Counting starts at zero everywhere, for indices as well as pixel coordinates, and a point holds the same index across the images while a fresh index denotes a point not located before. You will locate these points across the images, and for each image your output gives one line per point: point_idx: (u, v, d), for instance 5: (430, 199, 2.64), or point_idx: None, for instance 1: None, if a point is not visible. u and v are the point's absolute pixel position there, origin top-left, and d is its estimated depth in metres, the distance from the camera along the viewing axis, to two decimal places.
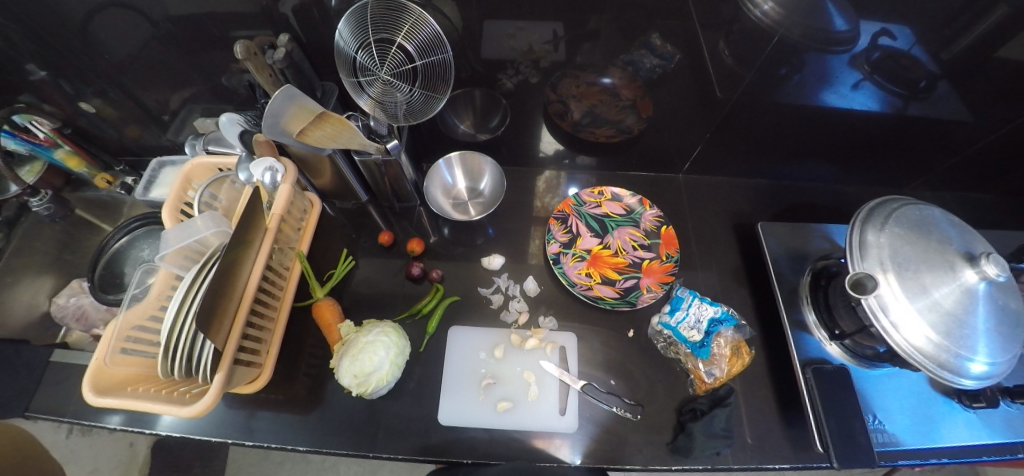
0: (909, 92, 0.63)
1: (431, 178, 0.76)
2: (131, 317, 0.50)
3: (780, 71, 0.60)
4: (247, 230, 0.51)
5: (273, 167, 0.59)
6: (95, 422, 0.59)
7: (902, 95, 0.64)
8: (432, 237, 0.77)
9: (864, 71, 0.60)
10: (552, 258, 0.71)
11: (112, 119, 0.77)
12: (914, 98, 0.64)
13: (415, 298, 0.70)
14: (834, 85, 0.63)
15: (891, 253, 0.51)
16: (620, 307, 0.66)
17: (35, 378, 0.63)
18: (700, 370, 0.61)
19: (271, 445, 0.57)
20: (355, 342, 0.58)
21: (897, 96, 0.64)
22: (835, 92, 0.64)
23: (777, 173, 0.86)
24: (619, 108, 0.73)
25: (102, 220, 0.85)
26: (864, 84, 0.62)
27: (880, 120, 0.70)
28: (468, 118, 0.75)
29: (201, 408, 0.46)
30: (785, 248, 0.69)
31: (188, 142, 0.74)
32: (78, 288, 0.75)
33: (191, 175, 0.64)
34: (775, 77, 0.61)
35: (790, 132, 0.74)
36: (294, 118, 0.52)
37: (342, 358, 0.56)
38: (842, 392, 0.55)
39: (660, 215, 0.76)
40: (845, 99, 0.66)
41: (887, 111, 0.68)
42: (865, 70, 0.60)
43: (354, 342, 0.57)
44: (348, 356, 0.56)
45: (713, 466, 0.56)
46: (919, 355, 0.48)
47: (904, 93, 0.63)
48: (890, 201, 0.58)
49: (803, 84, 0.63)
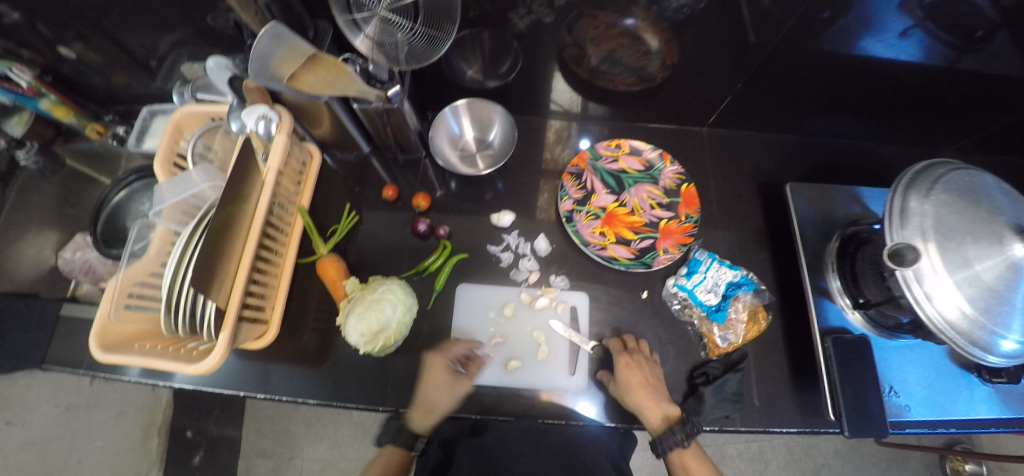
0: (963, 42, 0.55)
1: (437, 127, 0.71)
2: (132, 273, 0.49)
3: (824, 14, 0.52)
4: (241, 185, 0.48)
5: (266, 116, 0.54)
6: (113, 374, 0.61)
7: (953, 46, 0.56)
8: (438, 191, 0.74)
9: (915, 16, 0.52)
10: (565, 215, 0.68)
11: (96, 65, 0.71)
12: (969, 50, 0.56)
13: (421, 254, 0.68)
14: (878, 31, 0.55)
15: (935, 222, 0.46)
16: (634, 268, 0.64)
17: (47, 332, 0.64)
18: (714, 334, 0.60)
19: (283, 398, 0.58)
20: (444, 364, 0.57)
21: (950, 46, 0.56)
22: (878, 39, 0.57)
23: (810, 129, 0.79)
24: (640, 54, 0.66)
25: (98, 172, 0.83)
26: (914, 31, 0.54)
27: (927, 74, 0.63)
28: (477, 64, 0.69)
29: (208, 365, 0.45)
30: (813, 210, 0.64)
31: (176, 89, 0.69)
32: (81, 241, 0.74)
33: (181, 123, 0.61)
34: (816, 22, 0.54)
35: (828, 85, 0.67)
36: (285, 62, 0.47)
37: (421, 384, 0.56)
38: (862, 361, 0.53)
39: (681, 172, 0.71)
40: (891, 50, 0.58)
41: (934, 64, 0.60)
42: (918, 14, 0.52)
43: (436, 363, 0.57)
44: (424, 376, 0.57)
45: (721, 427, 0.56)
46: (951, 331, 0.45)
47: (956, 44, 0.55)
48: (936, 165, 0.52)
49: (848, 31, 0.55)
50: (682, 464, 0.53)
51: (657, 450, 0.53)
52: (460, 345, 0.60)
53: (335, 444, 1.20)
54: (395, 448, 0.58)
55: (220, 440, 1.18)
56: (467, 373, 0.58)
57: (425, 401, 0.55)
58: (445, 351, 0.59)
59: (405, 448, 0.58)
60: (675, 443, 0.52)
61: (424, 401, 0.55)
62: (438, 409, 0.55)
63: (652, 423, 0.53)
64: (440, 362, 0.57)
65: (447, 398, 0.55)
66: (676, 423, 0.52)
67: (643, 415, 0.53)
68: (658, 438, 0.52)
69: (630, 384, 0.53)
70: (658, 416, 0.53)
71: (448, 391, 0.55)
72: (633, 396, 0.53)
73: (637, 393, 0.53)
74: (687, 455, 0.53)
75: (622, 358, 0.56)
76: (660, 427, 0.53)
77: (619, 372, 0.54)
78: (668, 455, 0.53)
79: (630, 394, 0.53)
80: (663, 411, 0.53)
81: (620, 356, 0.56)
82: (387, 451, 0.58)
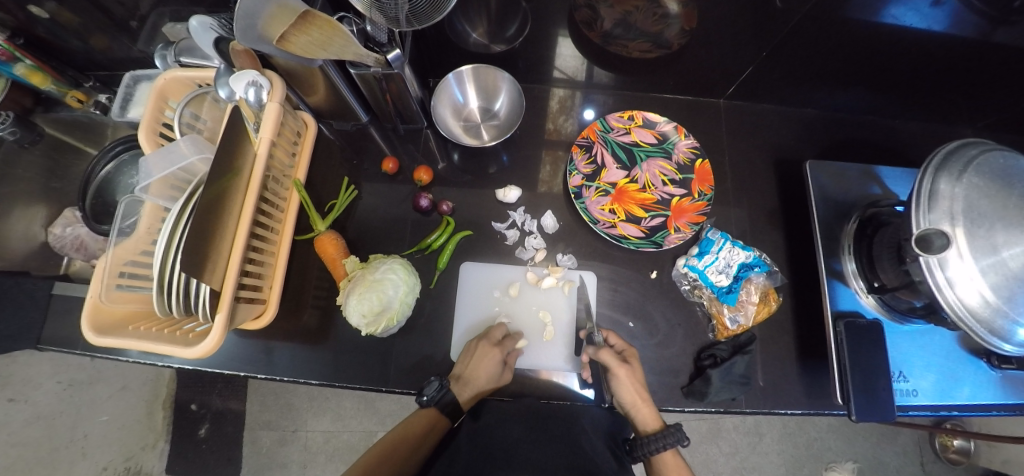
0: (997, 12, 0.48)
1: (439, 95, 0.67)
2: (122, 252, 0.47)
3: None
4: (230, 159, 0.45)
5: (256, 82, 0.51)
6: (111, 354, 0.60)
7: (985, 16, 0.49)
8: (440, 164, 0.71)
9: None
10: (574, 192, 0.65)
11: (72, 26, 0.66)
12: (1005, 20, 0.49)
13: (424, 230, 0.66)
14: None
15: (965, 206, 0.42)
16: (645, 247, 0.62)
17: (41, 311, 0.62)
18: (723, 316, 0.59)
19: (285, 377, 0.57)
20: (497, 355, 0.56)
21: (980, 16, 0.49)
22: (905, 7, 0.50)
23: (832, 103, 0.74)
24: (657, 17, 0.60)
25: (85, 143, 0.78)
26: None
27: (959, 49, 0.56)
28: (482, 25, 0.64)
29: (206, 348, 0.44)
30: (832, 188, 0.62)
31: (157, 53, 0.64)
32: (72, 217, 0.71)
33: (166, 90, 0.57)
34: None
35: (854, 59, 0.62)
36: (275, 21, 0.43)
37: (469, 370, 0.54)
38: (873, 346, 0.52)
39: (696, 146, 0.68)
40: (918, 19, 0.52)
41: (966, 35, 0.53)
42: None
43: (490, 352, 0.56)
44: (470, 362, 0.55)
45: (726, 408, 0.56)
46: (970, 318, 0.42)
47: (990, 13, 0.48)
48: (970, 145, 0.46)
49: None
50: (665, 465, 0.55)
51: (645, 448, 0.54)
52: (509, 341, 0.59)
53: (339, 418, 1.20)
54: (444, 418, 0.55)
55: (225, 413, 1.16)
56: (510, 365, 0.59)
57: (469, 382, 0.54)
58: (495, 340, 0.58)
59: (449, 420, 0.55)
60: (657, 448, 0.53)
61: (469, 382, 0.54)
62: (479, 392, 0.55)
63: (648, 421, 0.54)
64: (494, 352, 0.56)
65: (490, 383, 0.56)
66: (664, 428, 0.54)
67: (644, 411, 0.54)
68: (651, 437, 0.54)
69: (640, 376, 0.54)
70: (655, 414, 0.55)
71: (494, 378, 0.56)
72: (639, 389, 0.54)
73: (643, 387, 0.54)
74: (670, 456, 0.55)
75: (634, 351, 0.56)
76: (653, 427, 0.55)
77: (632, 362, 0.55)
78: (651, 457, 0.55)
79: (637, 386, 0.53)
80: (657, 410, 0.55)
81: (632, 350, 0.56)
82: (429, 416, 0.55)
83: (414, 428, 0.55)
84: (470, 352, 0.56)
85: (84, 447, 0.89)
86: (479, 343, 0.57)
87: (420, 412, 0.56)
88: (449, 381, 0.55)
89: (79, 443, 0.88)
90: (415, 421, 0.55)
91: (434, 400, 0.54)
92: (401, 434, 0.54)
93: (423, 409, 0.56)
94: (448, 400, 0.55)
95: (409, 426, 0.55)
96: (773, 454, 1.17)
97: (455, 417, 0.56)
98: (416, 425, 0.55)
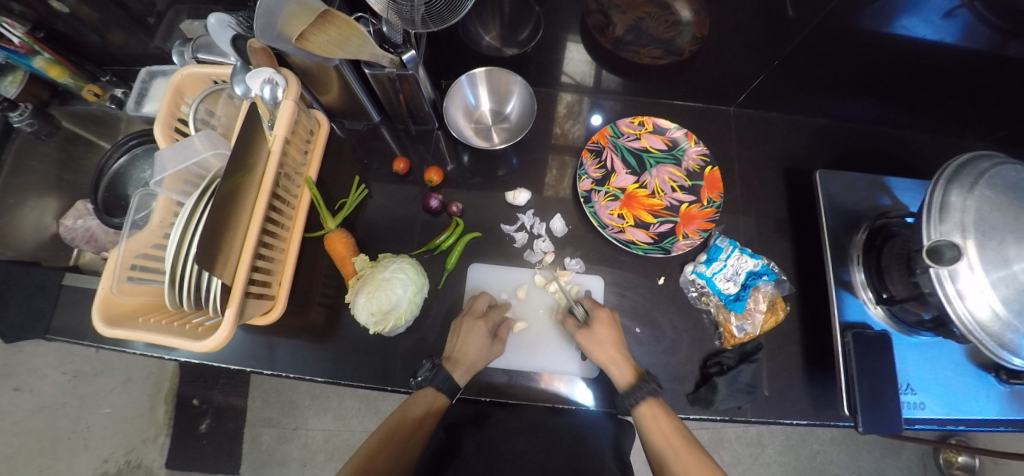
0: (1009, 26, 0.48)
1: (452, 97, 0.67)
2: (134, 245, 0.47)
3: None
4: (246, 154, 0.46)
5: (272, 80, 0.51)
6: (118, 346, 0.60)
7: (997, 29, 0.49)
8: (450, 165, 0.71)
9: None
10: (583, 196, 0.66)
11: (91, 22, 0.67)
12: (1017, 35, 0.49)
13: (433, 231, 0.66)
14: (916, 11, 0.49)
15: (977, 219, 0.42)
16: (653, 253, 0.62)
17: (50, 301, 0.63)
18: (730, 324, 0.58)
19: (290, 374, 0.58)
20: (482, 327, 0.57)
21: (992, 30, 0.49)
22: (917, 18, 0.51)
23: (843, 114, 0.75)
24: (669, 24, 0.61)
25: (97, 136, 0.80)
26: (959, 12, 0.48)
27: (971, 62, 0.56)
28: (496, 28, 0.65)
29: (215, 342, 0.45)
30: (842, 198, 0.62)
31: (175, 49, 0.65)
32: (82, 210, 0.71)
33: (181, 86, 0.58)
34: None
35: (866, 70, 0.62)
36: (294, 20, 0.44)
37: (457, 346, 0.55)
38: (882, 359, 0.52)
39: (705, 153, 0.68)
40: (930, 30, 0.52)
41: (978, 49, 0.53)
42: None
43: (475, 326, 0.56)
44: (458, 338, 0.56)
45: (731, 416, 0.56)
46: (980, 331, 0.42)
47: (1001, 27, 0.49)
48: (982, 157, 0.46)
49: (889, 8, 0.49)
50: (651, 419, 0.51)
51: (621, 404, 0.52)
52: (495, 310, 0.59)
53: (341, 417, 1.18)
54: (442, 395, 0.53)
55: (226, 408, 1.13)
56: (501, 338, 0.59)
57: (461, 359, 0.54)
58: (481, 315, 0.58)
59: (448, 396, 0.54)
60: (642, 396, 0.51)
61: (460, 360, 0.54)
62: (472, 369, 0.55)
63: (619, 378, 0.53)
64: (479, 325, 0.57)
65: (482, 357, 0.55)
66: (643, 378, 0.53)
67: (611, 369, 0.54)
68: (623, 392, 0.52)
69: (603, 339, 0.55)
70: (626, 371, 0.53)
71: (485, 351, 0.55)
72: (601, 349, 0.54)
73: (607, 347, 0.54)
74: (656, 409, 0.51)
75: (601, 313, 0.57)
76: (628, 382, 0.53)
77: (593, 324, 0.56)
78: (633, 410, 0.52)
79: (596, 349, 0.54)
80: (631, 367, 0.54)
81: (599, 312, 0.57)
82: (429, 394, 0.53)
83: (412, 411, 0.52)
84: (456, 328, 0.57)
85: (86, 439, 1.00)
86: (465, 319, 0.58)
87: (418, 393, 0.54)
88: (441, 361, 0.55)
89: (81, 434, 1.00)
90: (410, 407, 0.53)
91: (429, 379, 0.54)
92: (393, 426, 0.52)
93: (419, 392, 0.54)
94: (443, 376, 0.54)
95: (409, 410, 0.53)
96: (774, 465, 1.17)
97: (452, 394, 0.54)
98: (414, 409, 0.53)
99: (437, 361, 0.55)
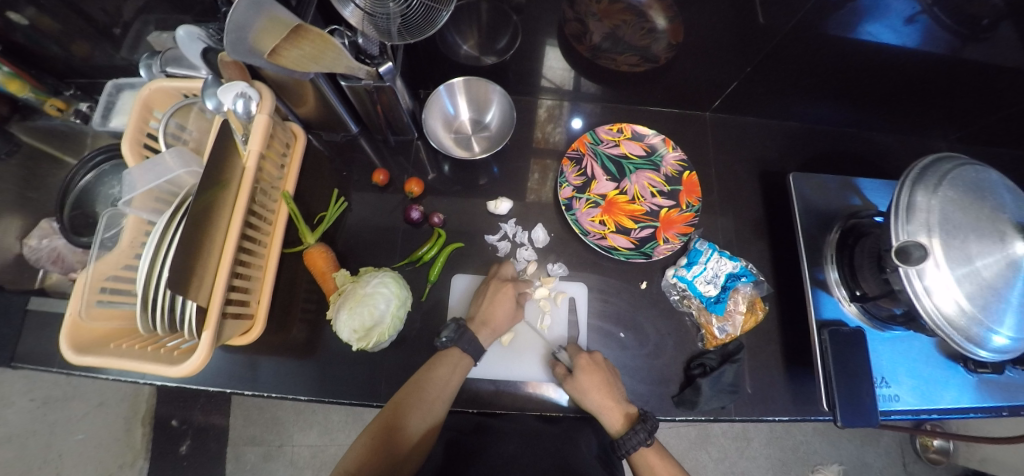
0: (966, 31, 0.51)
1: (430, 107, 0.67)
2: (103, 268, 0.46)
3: None
4: (218, 171, 0.44)
5: (245, 94, 0.50)
6: (87, 372, 0.58)
7: (957, 34, 0.51)
8: (431, 174, 0.71)
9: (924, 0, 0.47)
10: (565, 203, 0.66)
11: (52, 33, 0.64)
12: (974, 38, 0.51)
13: (415, 243, 0.66)
14: (880, 15, 0.51)
15: (941, 219, 0.43)
16: (635, 259, 0.63)
17: (15, 327, 0.60)
18: (712, 326, 0.60)
19: (271, 393, 0.56)
20: (511, 292, 0.60)
21: (952, 34, 0.52)
22: (881, 23, 0.52)
23: (812, 116, 0.77)
24: (644, 32, 0.61)
25: (64, 151, 0.75)
26: (920, 17, 0.50)
27: (935, 64, 0.58)
28: (473, 37, 0.65)
29: (192, 366, 0.43)
30: (814, 200, 0.63)
31: (142, 61, 0.63)
32: (47, 228, 0.67)
33: (150, 101, 0.56)
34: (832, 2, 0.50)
35: (836, 74, 0.64)
36: (266, 35, 0.42)
37: (486, 308, 0.58)
38: (857, 354, 0.53)
39: (683, 158, 0.70)
40: (892, 35, 0.54)
41: (939, 52, 0.56)
42: None
43: (502, 290, 0.60)
44: (487, 300, 0.59)
45: (715, 417, 0.57)
46: (947, 325, 0.43)
47: (960, 32, 0.51)
48: (944, 159, 0.48)
49: (854, 14, 0.51)
50: (648, 465, 0.52)
51: (618, 452, 0.52)
52: (523, 281, 0.62)
53: (327, 430, 1.18)
54: (468, 357, 0.55)
55: (209, 428, 1.15)
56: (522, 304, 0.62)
57: (487, 321, 0.58)
58: (510, 281, 0.61)
59: (473, 359, 0.56)
60: (639, 443, 0.51)
61: (486, 321, 0.58)
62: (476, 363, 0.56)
63: (612, 424, 0.53)
64: (507, 289, 0.60)
65: (507, 321, 0.59)
66: (637, 421, 0.53)
67: (603, 415, 0.53)
68: (619, 441, 0.52)
69: (587, 385, 0.53)
70: (617, 417, 0.53)
71: (509, 316, 0.59)
72: (590, 398, 0.53)
73: (596, 395, 0.53)
74: (651, 454, 0.52)
75: (582, 359, 0.56)
76: (621, 428, 0.53)
77: (577, 372, 0.54)
78: (632, 456, 0.53)
79: (590, 399, 0.53)
80: (621, 411, 0.53)
81: (581, 357, 0.56)
82: (453, 356, 0.55)
83: (439, 373, 0.53)
84: (484, 290, 0.60)
85: (59, 466, 0.86)
86: (493, 283, 0.61)
87: (442, 355, 0.55)
88: (465, 322, 0.57)
89: (53, 463, 0.85)
90: (437, 374, 0.53)
91: (454, 340, 0.56)
92: (417, 387, 0.51)
93: (445, 353, 0.55)
94: (468, 337, 0.56)
95: (432, 371, 0.53)
96: (760, 458, 1.19)
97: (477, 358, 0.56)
98: (440, 371, 0.53)
99: (461, 322, 0.57)
